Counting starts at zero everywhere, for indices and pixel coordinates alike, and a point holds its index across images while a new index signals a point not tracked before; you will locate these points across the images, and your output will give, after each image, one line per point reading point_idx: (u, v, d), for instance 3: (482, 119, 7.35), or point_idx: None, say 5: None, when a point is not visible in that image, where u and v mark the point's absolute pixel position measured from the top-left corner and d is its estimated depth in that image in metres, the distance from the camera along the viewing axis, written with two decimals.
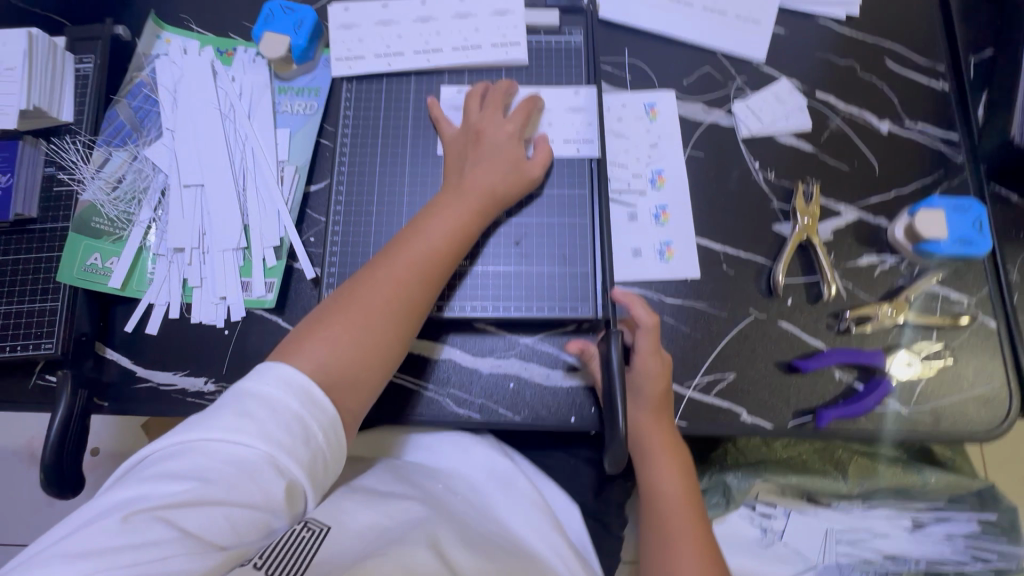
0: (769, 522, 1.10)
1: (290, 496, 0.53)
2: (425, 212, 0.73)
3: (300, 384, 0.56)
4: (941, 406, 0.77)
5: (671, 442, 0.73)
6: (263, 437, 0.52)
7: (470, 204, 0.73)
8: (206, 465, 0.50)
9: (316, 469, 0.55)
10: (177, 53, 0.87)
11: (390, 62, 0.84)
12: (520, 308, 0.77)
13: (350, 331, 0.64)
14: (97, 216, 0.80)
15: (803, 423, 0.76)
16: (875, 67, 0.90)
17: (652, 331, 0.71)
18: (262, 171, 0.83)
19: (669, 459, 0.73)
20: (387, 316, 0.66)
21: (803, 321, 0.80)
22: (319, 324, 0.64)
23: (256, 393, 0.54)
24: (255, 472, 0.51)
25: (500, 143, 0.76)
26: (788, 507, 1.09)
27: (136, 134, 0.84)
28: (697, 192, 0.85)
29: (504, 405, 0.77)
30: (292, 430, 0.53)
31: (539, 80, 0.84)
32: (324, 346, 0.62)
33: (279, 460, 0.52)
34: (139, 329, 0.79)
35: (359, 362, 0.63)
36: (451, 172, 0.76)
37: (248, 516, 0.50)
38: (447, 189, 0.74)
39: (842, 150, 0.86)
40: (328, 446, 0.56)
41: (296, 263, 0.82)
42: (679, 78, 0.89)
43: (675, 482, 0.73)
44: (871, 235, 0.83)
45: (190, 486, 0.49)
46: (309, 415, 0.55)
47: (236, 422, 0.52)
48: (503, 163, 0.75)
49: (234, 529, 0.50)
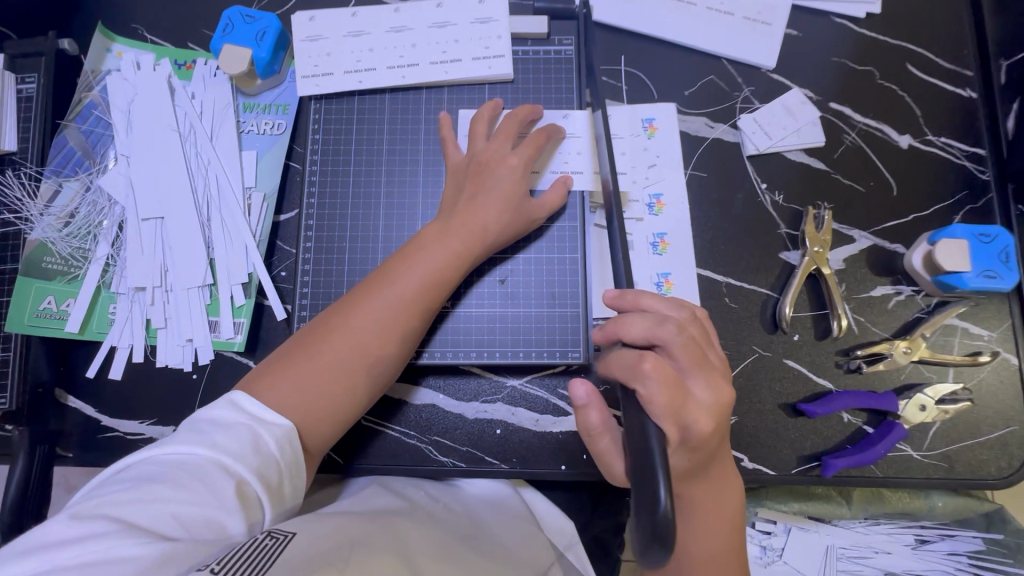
0: (769, 540, 1.05)
1: (242, 498, 0.48)
2: (418, 241, 0.66)
3: (256, 408, 0.55)
4: (954, 450, 0.72)
5: (718, 483, 0.59)
6: (210, 441, 0.50)
7: (467, 239, 0.65)
8: (154, 471, 0.48)
9: (268, 473, 0.51)
10: (130, 69, 0.79)
11: (361, 78, 0.77)
12: (507, 352, 0.72)
13: (309, 381, 0.58)
14: (49, 255, 0.75)
15: (808, 469, 0.72)
16: (896, 73, 0.82)
17: (679, 340, 0.52)
18: (226, 199, 0.77)
19: (714, 509, 0.58)
20: (342, 370, 0.60)
21: (811, 359, 0.74)
22: (277, 369, 0.59)
23: (205, 412, 0.54)
24: (201, 473, 0.48)
25: (504, 176, 0.68)
26: (788, 524, 1.04)
27: (88, 162, 0.77)
28: (698, 217, 0.78)
29: (491, 453, 0.73)
30: (240, 439, 0.51)
31: (526, 96, 0.77)
32: (278, 398, 0.57)
33: (225, 460, 0.49)
34: (101, 375, 0.74)
35: (313, 416, 0.58)
36: (449, 203, 0.69)
37: (196, 512, 0.46)
38: (442, 218, 0.67)
39: (857, 169, 0.79)
40: (282, 456, 0.53)
41: (266, 300, 0.76)
42: (680, 89, 0.82)
43: (715, 542, 0.57)
44: (886, 264, 0.77)
45: (136, 486, 0.46)
46: (262, 425, 0.54)
47: (190, 434, 0.51)
48: (500, 201, 0.67)
49: (183, 525, 0.45)
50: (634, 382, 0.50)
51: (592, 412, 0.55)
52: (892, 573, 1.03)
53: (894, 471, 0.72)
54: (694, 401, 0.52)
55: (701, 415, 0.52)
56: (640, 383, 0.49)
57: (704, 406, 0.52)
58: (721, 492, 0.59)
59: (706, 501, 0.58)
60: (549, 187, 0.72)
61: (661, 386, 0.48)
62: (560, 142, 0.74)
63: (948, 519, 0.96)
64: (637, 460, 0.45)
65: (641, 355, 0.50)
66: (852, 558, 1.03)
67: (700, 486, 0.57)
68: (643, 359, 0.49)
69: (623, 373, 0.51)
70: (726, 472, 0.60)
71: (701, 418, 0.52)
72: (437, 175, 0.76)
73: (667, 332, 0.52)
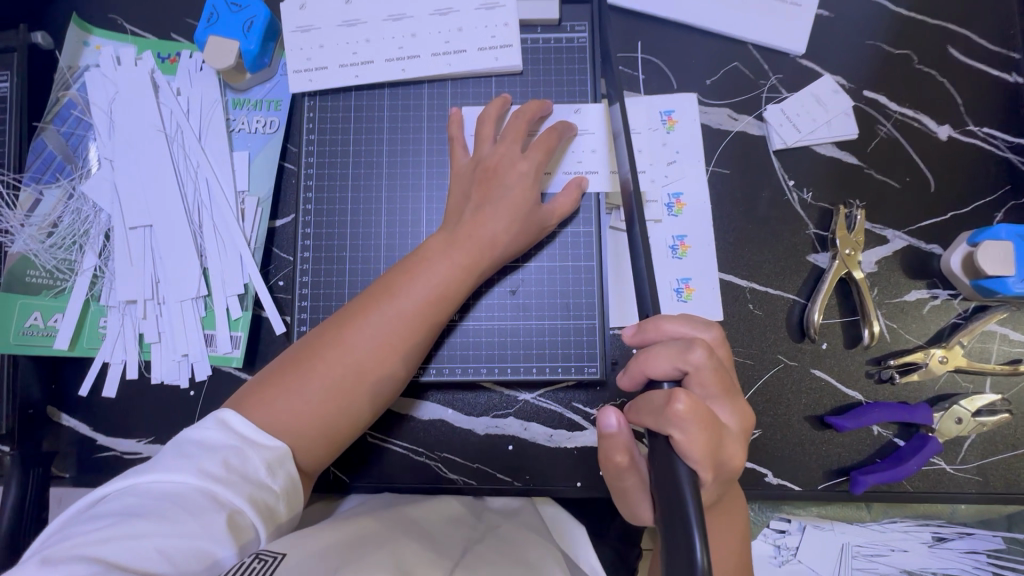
0: (783, 539, 0.90)
1: (234, 526, 0.45)
2: (422, 253, 0.62)
3: (246, 428, 0.51)
4: (989, 463, 0.69)
5: (729, 509, 0.57)
6: (197, 468, 0.46)
7: (474, 253, 0.61)
8: (137, 503, 0.45)
9: (261, 498, 0.48)
10: (109, 64, 0.74)
11: (358, 72, 0.71)
12: (519, 367, 0.68)
13: (303, 400, 0.54)
14: (32, 268, 0.71)
15: (836, 483, 0.69)
16: (936, 58, 0.76)
17: (714, 370, 0.48)
18: (217, 204, 0.72)
19: (729, 536, 0.56)
20: (337, 387, 0.56)
21: (840, 370, 0.70)
22: (268, 387, 0.55)
23: (190, 432, 0.50)
24: (188, 504, 0.45)
25: (514, 183, 0.63)
26: (804, 522, 0.89)
27: (70, 166, 0.73)
28: (721, 217, 0.73)
29: (503, 469, 0.70)
30: (230, 464, 0.48)
31: (537, 90, 0.72)
32: (269, 419, 0.53)
33: (214, 488, 0.46)
34: (95, 391, 0.71)
35: (308, 438, 0.54)
36: (453, 214, 0.64)
37: (185, 545, 0.43)
38: (445, 230, 0.63)
39: (892, 163, 0.74)
40: (276, 480, 0.50)
41: (264, 311, 0.72)
42: (702, 77, 0.75)
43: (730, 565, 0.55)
44: (921, 266, 0.72)
45: (117, 521, 0.43)
46: (252, 448, 0.50)
47: (174, 459, 0.47)
48: (510, 210, 0.62)
49: (171, 560, 0.42)
50: (668, 427, 0.46)
51: (618, 449, 0.53)
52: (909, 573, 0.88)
53: (927, 485, 0.69)
54: (725, 433, 0.49)
55: (733, 446, 0.49)
56: (675, 427, 0.46)
57: (733, 435, 0.50)
58: (732, 519, 0.57)
59: (720, 527, 0.56)
60: (561, 190, 0.67)
61: (698, 427, 0.46)
62: (570, 138, 0.69)
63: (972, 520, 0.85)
64: (665, 501, 0.44)
65: (672, 396, 0.46)
66: (869, 557, 0.88)
67: (715, 512, 0.55)
68: (675, 401, 0.46)
69: (653, 416, 0.48)
70: (734, 499, 0.58)
71: (732, 448, 0.50)
72: (441, 177, 0.71)
73: (705, 361, 0.48)
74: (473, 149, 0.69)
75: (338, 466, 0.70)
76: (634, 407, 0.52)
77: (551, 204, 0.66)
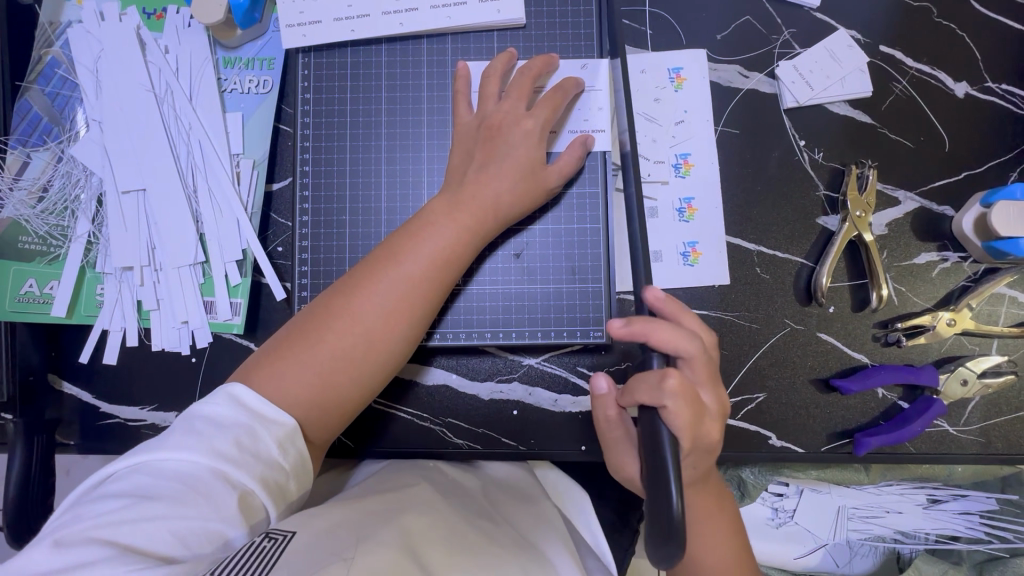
0: (781, 502, 0.92)
1: (245, 507, 0.45)
2: (424, 217, 0.60)
3: (257, 404, 0.50)
4: (991, 425, 0.70)
5: (714, 496, 0.59)
6: (206, 447, 0.46)
7: (479, 217, 0.60)
8: (149, 484, 0.44)
9: (273, 478, 0.48)
10: (93, 20, 0.70)
11: (354, 26, 0.69)
12: (523, 332, 0.68)
13: (310, 371, 0.54)
14: (24, 235, 0.69)
15: (838, 446, 0.69)
16: (958, 10, 0.72)
17: (700, 359, 0.54)
18: (211, 167, 0.70)
19: (713, 519, 0.58)
20: (345, 358, 0.55)
21: (847, 332, 0.70)
22: (275, 357, 0.55)
23: (200, 405, 0.50)
24: (200, 485, 0.44)
25: (518, 143, 0.61)
26: (802, 485, 0.90)
27: (56, 129, 0.71)
28: (728, 179, 0.71)
29: (508, 435, 0.70)
30: (241, 443, 0.47)
31: (540, 46, 0.69)
32: (278, 389, 0.53)
33: (226, 469, 0.45)
34: (96, 359, 0.71)
35: (317, 408, 0.54)
36: (456, 174, 0.62)
37: (198, 527, 0.43)
38: (447, 192, 0.61)
39: (906, 121, 0.72)
40: (287, 458, 0.50)
41: (263, 278, 0.71)
42: (711, 32, 0.72)
43: (716, 549, 0.57)
44: (932, 228, 0.71)
45: (129, 503, 0.43)
46: (262, 426, 0.49)
47: (182, 437, 0.47)
48: (515, 169, 0.61)
49: (185, 542, 0.42)
50: (662, 399, 0.50)
51: (609, 406, 0.60)
52: (903, 532, 0.88)
53: (929, 446, 0.70)
54: (704, 408, 0.53)
55: (708, 422, 0.53)
56: (668, 400, 0.49)
57: (709, 412, 0.54)
58: (718, 506, 0.59)
59: (705, 511, 0.58)
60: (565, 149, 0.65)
61: (685, 402, 0.50)
62: (578, 96, 0.67)
63: (971, 481, 0.84)
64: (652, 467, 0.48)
65: (666, 374, 0.50)
66: (865, 518, 0.89)
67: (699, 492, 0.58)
68: (669, 377, 0.50)
69: (647, 391, 0.51)
70: (719, 488, 0.61)
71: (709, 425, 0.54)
72: (443, 138, 0.69)
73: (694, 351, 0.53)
74: (477, 105, 0.67)
75: (345, 432, 0.70)
76: (626, 386, 0.55)
77: (553, 165, 0.64)
